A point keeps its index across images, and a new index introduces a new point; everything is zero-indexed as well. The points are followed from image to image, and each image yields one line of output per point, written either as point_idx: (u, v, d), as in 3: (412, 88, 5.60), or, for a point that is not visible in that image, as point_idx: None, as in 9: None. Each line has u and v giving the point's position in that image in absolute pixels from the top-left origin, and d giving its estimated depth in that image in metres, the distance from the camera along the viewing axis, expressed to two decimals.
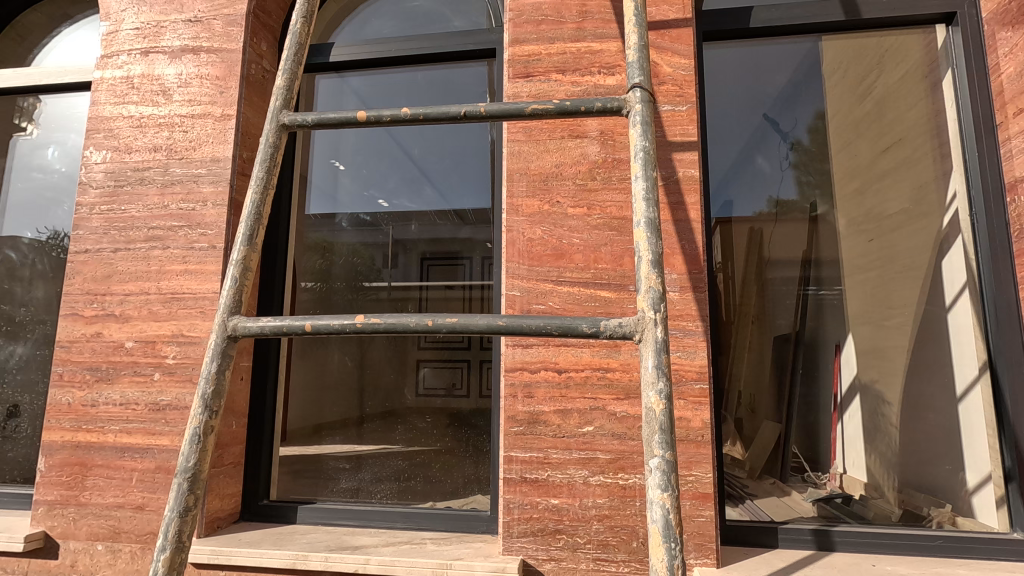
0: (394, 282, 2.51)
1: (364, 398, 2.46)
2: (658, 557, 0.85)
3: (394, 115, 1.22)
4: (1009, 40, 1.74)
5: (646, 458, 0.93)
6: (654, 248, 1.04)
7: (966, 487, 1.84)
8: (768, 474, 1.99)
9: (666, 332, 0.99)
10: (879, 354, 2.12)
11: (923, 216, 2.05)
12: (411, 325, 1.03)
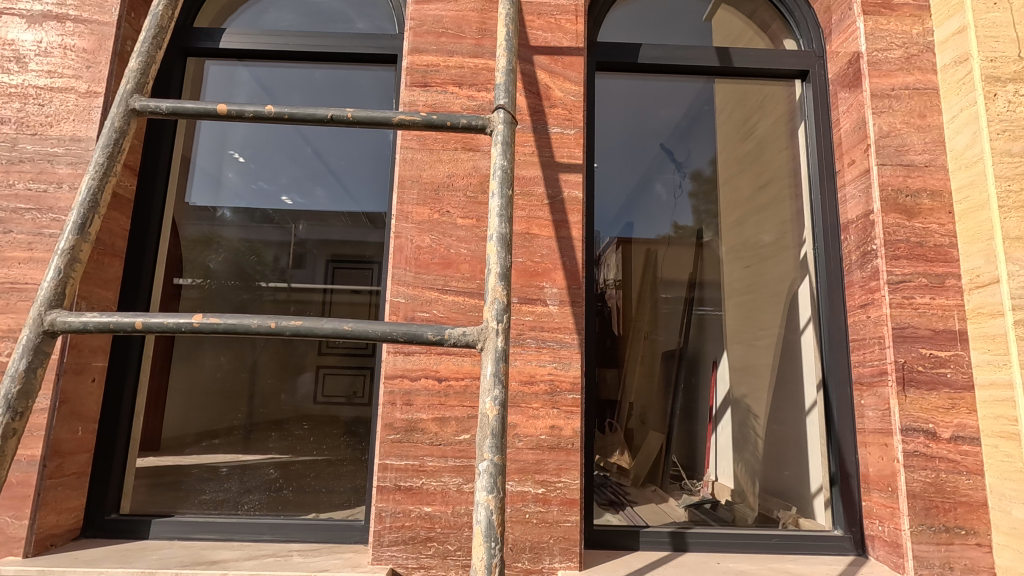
0: (294, 283, 2.40)
1: (253, 403, 2.32)
2: (477, 556, 0.94)
3: (256, 112, 1.19)
4: (846, 100, 2.01)
5: (477, 461, 1.00)
6: (503, 262, 1.10)
7: (811, 492, 2.03)
8: (649, 483, 2.15)
9: (507, 341, 1.07)
10: (750, 370, 2.41)
11: (785, 249, 2.27)
12: (252, 326, 1.04)
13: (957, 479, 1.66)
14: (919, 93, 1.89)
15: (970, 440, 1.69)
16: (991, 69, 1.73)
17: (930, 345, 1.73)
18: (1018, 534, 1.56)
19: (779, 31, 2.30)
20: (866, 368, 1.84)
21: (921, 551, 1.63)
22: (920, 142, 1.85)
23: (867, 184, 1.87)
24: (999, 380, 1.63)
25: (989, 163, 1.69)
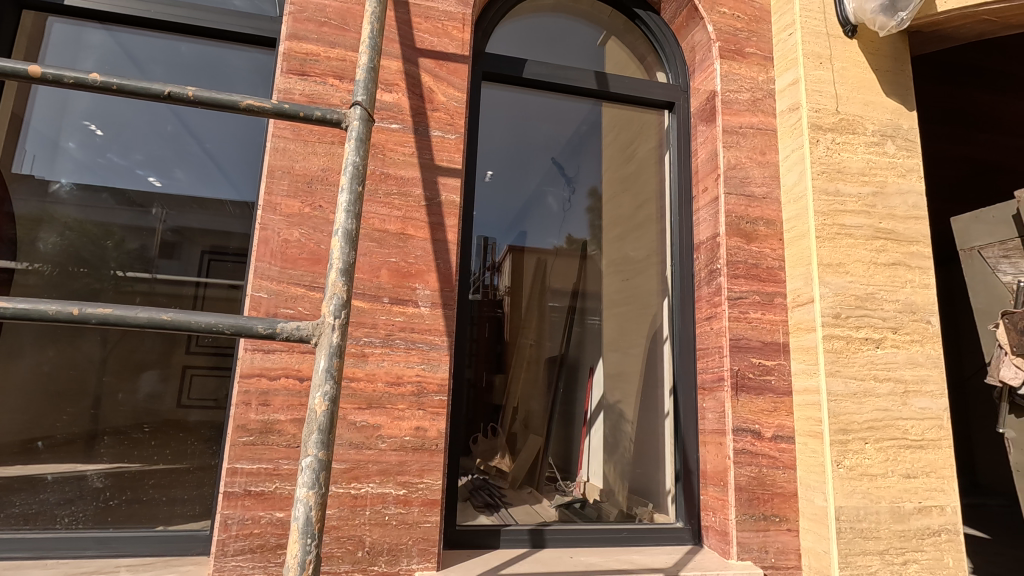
0: (162, 276, 2.01)
1: (99, 409, 1.90)
2: (291, 554, 0.94)
3: (77, 79, 1.08)
4: (704, 132, 2.24)
5: (301, 457, 1.00)
6: (346, 258, 1.10)
7: (665, 490, 2.18)
8: (526, 485, 2.21)
9: (343, 338, 1.07)
10: (620, 376, 2.43)
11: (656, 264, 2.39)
12: (49, 312, 0.96)
13: (776, 473, 1.90)
14: (760, 133, 2.16)
15: (788, 438, 1.93)
16: (815, 118, 2.02)
17: (759, 355, 1.97)
18: (818, 519, 1.81)
19: (653, 64, 2.49)
20: (707, 374, 2.06)
21: (744, 537, 1.85)
22: (759, 176, 2.11)
23: (714, 211, 2.10)
24: (810, 386, 1.89)
25: (810, 199, 1.96)
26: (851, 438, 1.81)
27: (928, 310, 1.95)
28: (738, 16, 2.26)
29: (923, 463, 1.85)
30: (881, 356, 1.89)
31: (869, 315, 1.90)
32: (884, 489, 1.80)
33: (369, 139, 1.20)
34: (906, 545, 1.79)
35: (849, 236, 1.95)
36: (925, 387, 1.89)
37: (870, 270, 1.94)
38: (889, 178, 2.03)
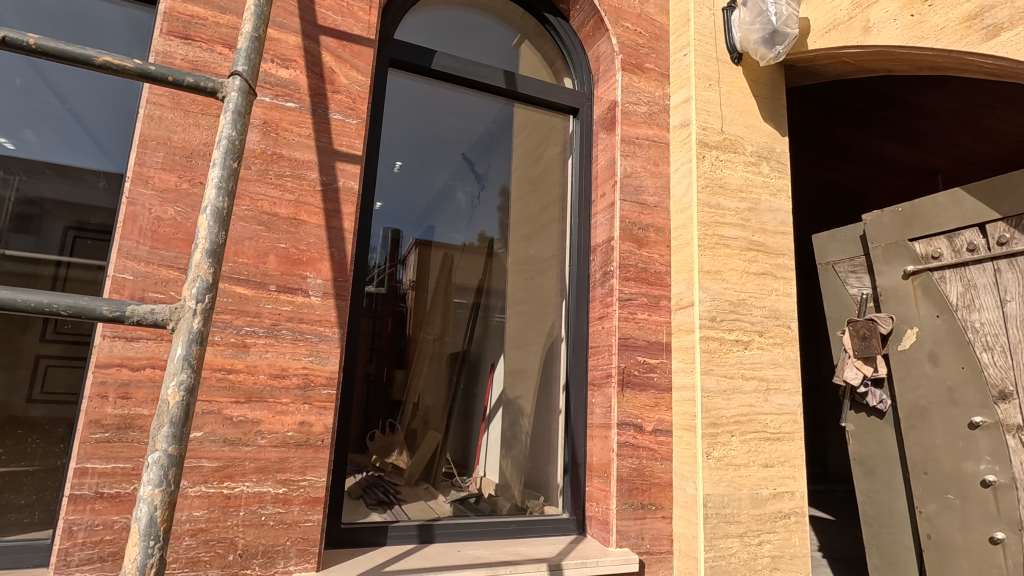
0: (9, 250, 1.74)
1: None
2: (128, 558, 0.86)
3: None
4: (604, 140, 2.35)
5: (147, 453, 0.92)
6: (213, 238, 1.02)
7: (557, 485, 2.24)
8: (423, 481, 2.18)
9: (205, 324, 0.99)
10: (521, 373, 2.42)
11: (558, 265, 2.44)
12: None
13: (654, 464, 2.04)
14: (655, 145, 2.29)
15: (666, 432, 2.08)
16: (702, 135, 2.18)
17: (644, 354, 2.10)
18: (689, 507, 1.96)
19: (561, 70, 2.57)
20: (597, 371, 2.16)
21: (623, 526, 1.95)
22: (652, 185, 2.25)
23: (610, 216, 2.22)
24: (687, 383, 2.04)
25: (695, 210, 2.11)
26: (719, 431, 1.98)
27: (789, 316, 2.17)
28: (640, 33, 2.38)
29: (779, 453, 2.06)
30: (748, 357, 2.08)
31: (740, 319, 2.09)
32: (745, 477, 1.98)
33: (249, 113, 1.12)
34: (762, 527, 1.98)
35: (726, 247, 2.13)
36: (783, 385, 2.11)
37: (743, 279, 2.13)
38: (762, 196, 2.24)
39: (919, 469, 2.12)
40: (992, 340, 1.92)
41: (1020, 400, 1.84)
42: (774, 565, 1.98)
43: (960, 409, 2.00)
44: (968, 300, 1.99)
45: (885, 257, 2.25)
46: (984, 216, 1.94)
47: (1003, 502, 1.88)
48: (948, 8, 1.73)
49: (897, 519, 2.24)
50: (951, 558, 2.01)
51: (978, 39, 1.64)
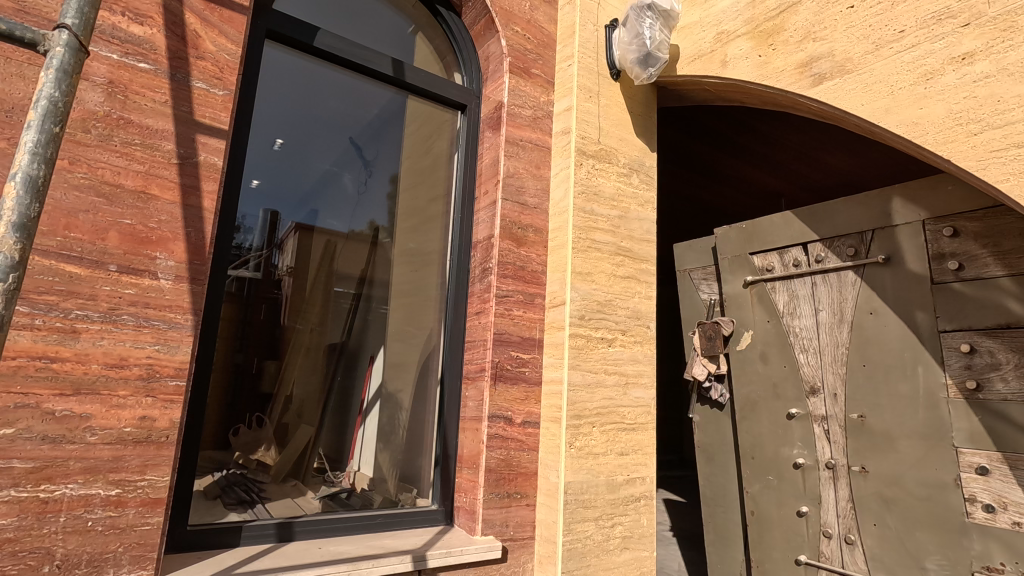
0: None
1: None
2: None
3: None
4: (490, 139, 2.39)
5: None
6: (23, 210, 0.90)
7: (428, 479, 2.26)
8: (291, 478, 2.03)
9: (7, 306, 0.87)
10: (402, 366, 2.36)
11: (441, 259, 2.43)
12: None
13: (520, 454, 2.14)
14: (537, 149, 2.38)
15: (534, 424, 2.18)
16: (581, 144, 2.30)
17: (517, 349, 2.18)
18: (551, 494, 2.08)
19: (452, 64, 2.57)
20: (472, 365, 2.21)
21: (488, 514, 2.02)
22: (532, 187, 2.34)
23: (491, 214, 2.28)
24: (555, 377, 2.15)
25: (570, 214, 2.23)
26: (582, 422, 2.12)
27: (649, 317, 2.38)
28: (529, 38, 2.46)
29: (633, 442, 2.24)
30: (611, 353, 2.24)
31: (605, 318, 2.25)
32: (603, 465, 2.14)
33: (78, 74, 1.01)
34: (615, 510, 2.15)
35: (597, 250, 2.28)
36: (640, 380, 2.31)
37: (610, 281, 2.29)
38: (632, 206, 2.42)
39: (749, 454, 2.42)
40: (807, 343, 2.24)
41: (825, 395, 2.17)
42: (625, 544, 2.16)
43: (782, 402, 2.31)
44: (791, 308, 2.30)
45: (731, 267, 2.54)
46: (807, 237, 2.25)
47: (809, 481, 2.21)
48: (787, 54, 1.98)
49: (729, 498, 2.55)
50: (769, 530, 2.33)
51: (808, 84, 1.90)
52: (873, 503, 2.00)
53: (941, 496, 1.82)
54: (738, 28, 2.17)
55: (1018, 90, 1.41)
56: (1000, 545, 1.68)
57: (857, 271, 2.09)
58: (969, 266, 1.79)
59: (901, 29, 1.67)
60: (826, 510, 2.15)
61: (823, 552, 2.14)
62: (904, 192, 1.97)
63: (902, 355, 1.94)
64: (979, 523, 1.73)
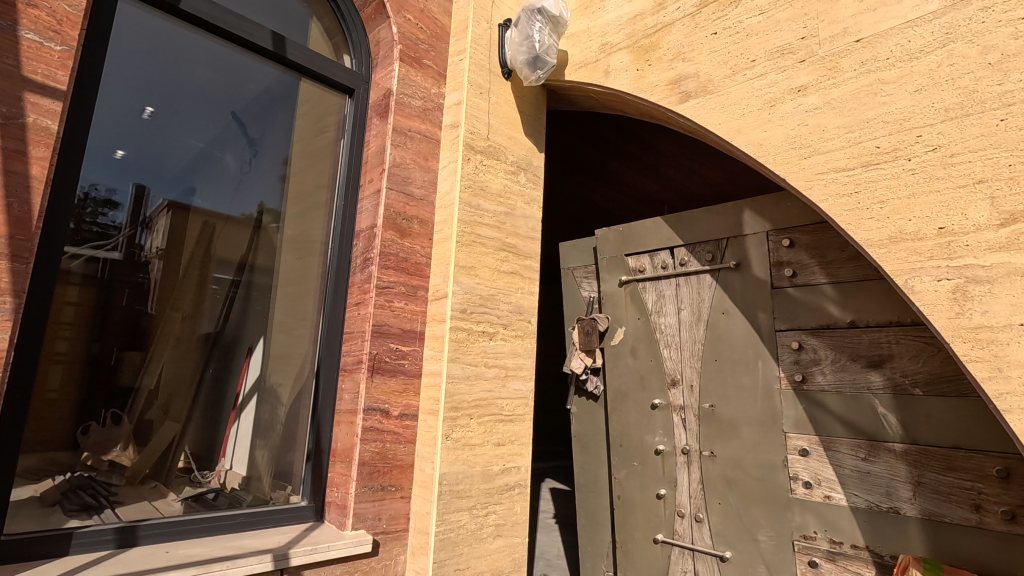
0: None
1: None
2: None
3: None
4: (377, 127, 2.34)
5: None
6: None
7: (298, 478, 2.16)
8: (150, 479, 1.87)
9: None
10: (284, 359, 2.25)
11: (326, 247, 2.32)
12: None
13: (396, 447, 2.12)
14: (425, 140, 2.37)
15: (411, 416, 2.18)
16: (469, 139, 2.32)
17: (396, 341, 2.16)
18: (426, 485, 2.08)
19: (341, 46, 2.48)
20: (349, 357, 2.15)
21: (360, 508, 1.99)
22: (419, 178, 2.32)
23: (375, 203, 2.23)
24: (434, 369, 2.16)
25: (456, 208, 2.24)
26: (460, 414, 2.14)
27: (530, 312, 2.46)
28: (421, 28, 2.43)
29: (510, 433, 2.31)
30: (492, 347, 2.29)
31: (487, 312, 2.29)
32: (479, 455, 2.19)
33: None
34: (489, 499, 2.20)
35: (481, 245, 2.31)
36: (520, 373, 2.38)
37: (494, 276, 2.34)
38: (518, 204, 2.48)
39: (617, 442, 2.59)
40: (670, 339, 2.43)
41: (683, 386, 2.37)
42: (498, 532, 2.22)
43: (647, 393, 2.49)
44: (658, 306, 2.49)
45: (608, 267, 2.69)
46: (674, 241, 2.44)
47: (667, 465, 2.40)
48: (660, 70, 2.13)
49: (599, 484, 2.71)
50: (632, 512, 2.51)
51: (677, 100, 2.05)
52: (719, 484, 2.23)
53: (772, 476, 2.07)
54: (620, 41, 2.29)
55: (838, 123, 1.62)
56: (816, 516, 1.95)
57: (713, 275, 2.30)
58: (800, 274, 2.04)
59: (753, 59, 1.85)
60: (680, 492, 2.36)
61: (677, 530, 2.35)
62: (754, 205, 2.19)
63: (746, 351, 2.18)
64: (800, 498, 2.00)
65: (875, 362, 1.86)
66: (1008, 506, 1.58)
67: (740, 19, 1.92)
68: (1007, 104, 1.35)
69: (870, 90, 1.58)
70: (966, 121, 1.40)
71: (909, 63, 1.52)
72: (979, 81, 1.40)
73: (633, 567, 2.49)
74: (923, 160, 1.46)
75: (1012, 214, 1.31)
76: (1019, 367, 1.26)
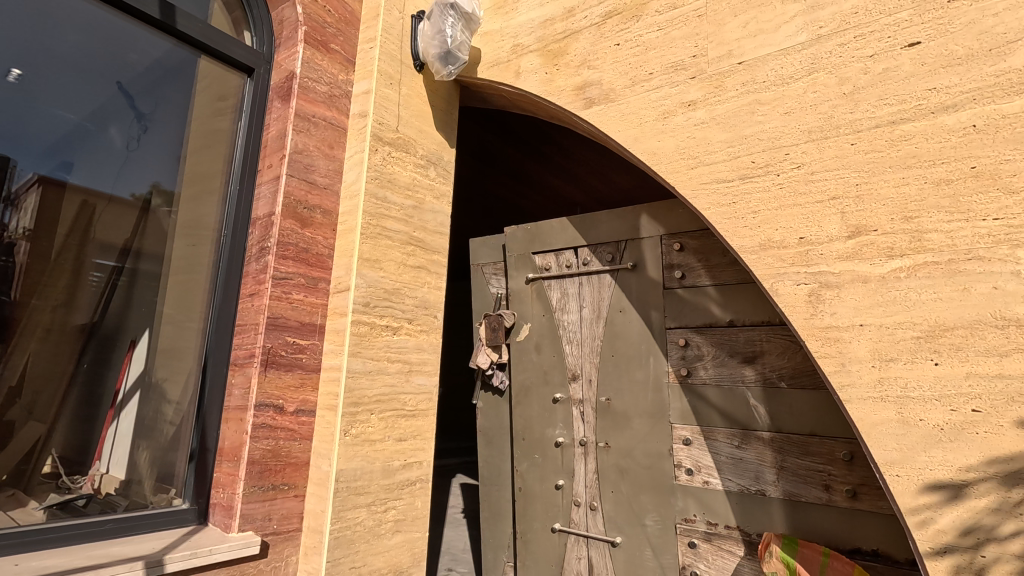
0: None
1: None
2: None
3: None
4: (278, 110, 2.23)
5: None
6: None
7: (180, 477, 2.02)
8: (6, 486, 1.66)
9: None
10: (174, 353, 2.09)
11: (219, 233, 2.17)
12: None
13: (291, 444, 2.05)
14: (331, 127, 2.30)
15: (308, 412, 2.11)
16: (378, 129, 2.28)
17: (294, 334, 2.08)
18: (321, 483, 2.03)
19: (241, 21, 2.34)
20: (241, 350, 2.05)
21: (249, 509, 1.90)
22: (323, 167, 2.25)
23: (273, 190, 2.13)
24: (334, 364, 2.11)
25: (361, 199, 2.19)
26: (359, 410, 2.10)
27: (437, 307, 2.45)
28: (329, 11, 2.35)
29: (412, 428, 2.30)
30: (396, 341, 2.27)
31: (391, 306, 2.26)
32: (380, 451, 2.16)
33: None
34: (389, 495, 2.18)
35: (387, 238, 2.28)
36: (424, 368, 2.37)
37: (399, 270, 2.31)
38: (426, 198, 2.46)
39: (520, 436, 2.65)
40: (572, 335, 2.53)
41: (583, 381, 2.47)
42: (397, 527, 2.20)
43: (549, 387, 2.57)
44: (562, 304, 2.57)
45: (516, 264, 2.75)
46: (578, 242, 2.54)
47: (566, 457, 2.50)
48: (567, 75, 2.20)
49: (502, 477, 2.77)
50: (532, 503, 2.59)
51: (581, 106, 2.13)
52: (612, 473, 2.34)
53: (659, 464, 2.21)
54: (531, 44, 2.34)
55: (721, 137, 1.76)
56: (696, 501, 2.11)
57: (613, 274, 2.41)
58: (688, 276, 2.20)
59: (650, 72, 1.96)
60: (577, 482, 2.46)
61: (573, 518, 2.45)
62: (650, 210, 2.32)
63: (639, 347, 2.31)
64: (683, 484, 2.15)
65: (749, 358, 2.04)
66: (852, 485, 1.80)
67: (640, 33, 2.03)
68: (857, 131, 1.53)
69: (749, 109, 1.72)
70: (824, 143, 1.57)
71: (782, 87, 1.67)
72: (836, 108, 1.57)
73: (532, 557, 2.56)
74: (789, 176, 1.62)
75: (857, 227, 1.49)
76: (858, 362, 1.44)
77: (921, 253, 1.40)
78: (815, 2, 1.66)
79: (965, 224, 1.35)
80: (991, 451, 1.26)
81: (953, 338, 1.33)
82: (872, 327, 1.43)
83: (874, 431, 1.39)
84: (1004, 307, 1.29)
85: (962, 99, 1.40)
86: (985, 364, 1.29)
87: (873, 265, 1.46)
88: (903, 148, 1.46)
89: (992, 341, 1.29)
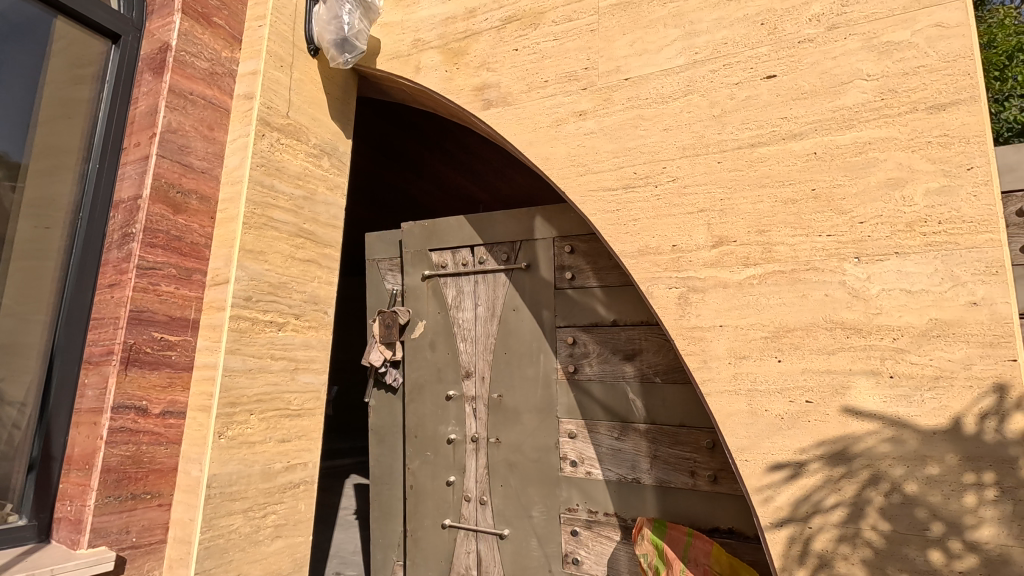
0: None
1: None
2: None
3: None
4: (148, 83, 2.04)
5: None
6: None
7: (17, 490, 1.78)
8: None
9: None
10: (16, 352, 1.79)
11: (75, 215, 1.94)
12: None
13: (155, 449, 1.89)
14: (212, 108, 2.14)
15: (176, 414, 1.96)
16: (265, 113, 2.15)
17: (162, 329, 1.92)
18: (191, 490, 1.89)
19: None
20: (97, 347, 1.85)
21: (102, 522, 1.73)
22: (201, 150, 2.09)
23: (141, 170, 1.94)
24: (209, 362, 1.97)
25: (244, 186, 2.06)
26: (237, 410, 1.98)
27: (327, 302, 2.37)
28: None
29: (297, 428, 2.20)
30: (280, 338, 2.16)
31: (277, 301, 2.15)
32: (260, 453, 2.04)
33: None
34: (269, 500, 2.07)
35: (274, 229, 2.16)
36: (312, 365, 2.28)
37: (286, 263, 2.19)
38: (318, 189, 2.37)
39: (412, 434, 2.64)
40: (466, 333, 2.55)
41: (476, 378, 2.50)
42: (277, 532, 2.10)
43: (443, 384, 2.58)
44: (458, 302, 2.59)
45: (412, 261, 2.72)
46: (474, 240, 2.56)
47: (457, 453, 2.52)
48: (466, 75, 2.22)
49: (393, 477, 2.73)
50: (423, 501, 2.58)
51: (480, 106, 2.15)
52: (501, 468, 2.40)
53: (546, 457, 2.30)
54: (432, 40, 2.32)
55: (607, 148, 1.87)
56: (579, 491, 2.23)
57: (507, 274, 2.47)
58: (577, 277, 2.30)
59: (546, 80, 2.03)
60: (468, 477, 2.49)
61: (463, 513, 2.48)
62: (543, 213, 2.39)
63: (531, 345, 2.38)
64: (567, 476, 2.26)
65: (629, 355, 2.18)
66: (713, 470, 1.99)
67: (538, 41, 2.09)
68: (723, 150, 1.69)
69: (632, 123, 1.84)
70: (696, 159, 1.72)
71: (662, 105, 1.81)
72: (707, 129, 1.73)
73: (421, 554, 2.56)
74: (665, 188, 1.75)
75: (720, 238, 1.65)
76: (718, 359, 1.60)
77: (770, 263, 1.58)
78: (693, 29, 1.80)
79: (805, 238, 1.55)
80: (819, 435, 1.46)
81: (793, 338, 1.52)
82: (730, 328, 1.60)
83: (728, 421, 1.56)
84: (833, 312, 1.49)
85: (807, 129, 1.60)
86: (816, 361, 1.49)
87: (732, 272, 1.62)
88: (759, 168, 1.63)
89: (823, 341, 1.49)
